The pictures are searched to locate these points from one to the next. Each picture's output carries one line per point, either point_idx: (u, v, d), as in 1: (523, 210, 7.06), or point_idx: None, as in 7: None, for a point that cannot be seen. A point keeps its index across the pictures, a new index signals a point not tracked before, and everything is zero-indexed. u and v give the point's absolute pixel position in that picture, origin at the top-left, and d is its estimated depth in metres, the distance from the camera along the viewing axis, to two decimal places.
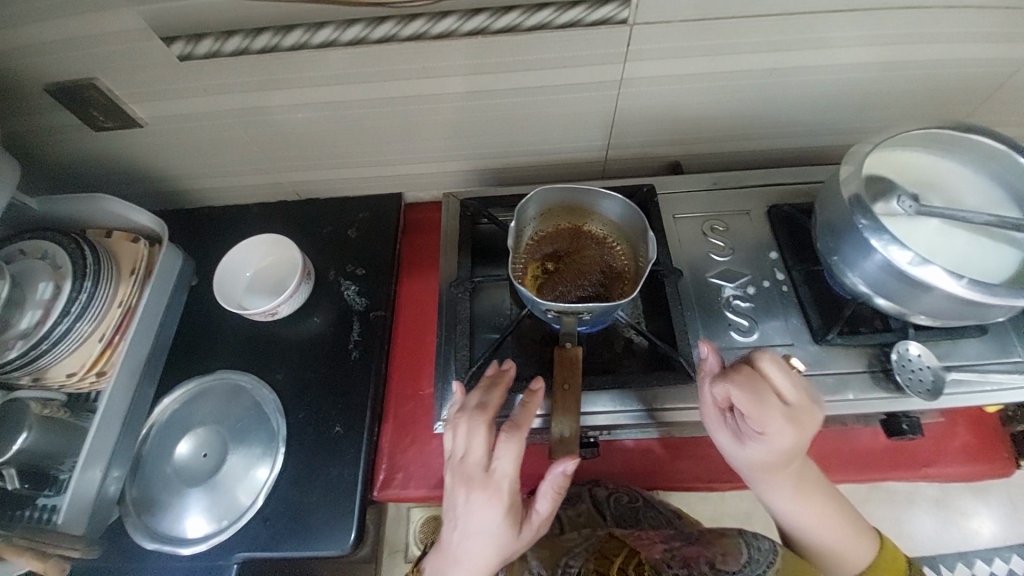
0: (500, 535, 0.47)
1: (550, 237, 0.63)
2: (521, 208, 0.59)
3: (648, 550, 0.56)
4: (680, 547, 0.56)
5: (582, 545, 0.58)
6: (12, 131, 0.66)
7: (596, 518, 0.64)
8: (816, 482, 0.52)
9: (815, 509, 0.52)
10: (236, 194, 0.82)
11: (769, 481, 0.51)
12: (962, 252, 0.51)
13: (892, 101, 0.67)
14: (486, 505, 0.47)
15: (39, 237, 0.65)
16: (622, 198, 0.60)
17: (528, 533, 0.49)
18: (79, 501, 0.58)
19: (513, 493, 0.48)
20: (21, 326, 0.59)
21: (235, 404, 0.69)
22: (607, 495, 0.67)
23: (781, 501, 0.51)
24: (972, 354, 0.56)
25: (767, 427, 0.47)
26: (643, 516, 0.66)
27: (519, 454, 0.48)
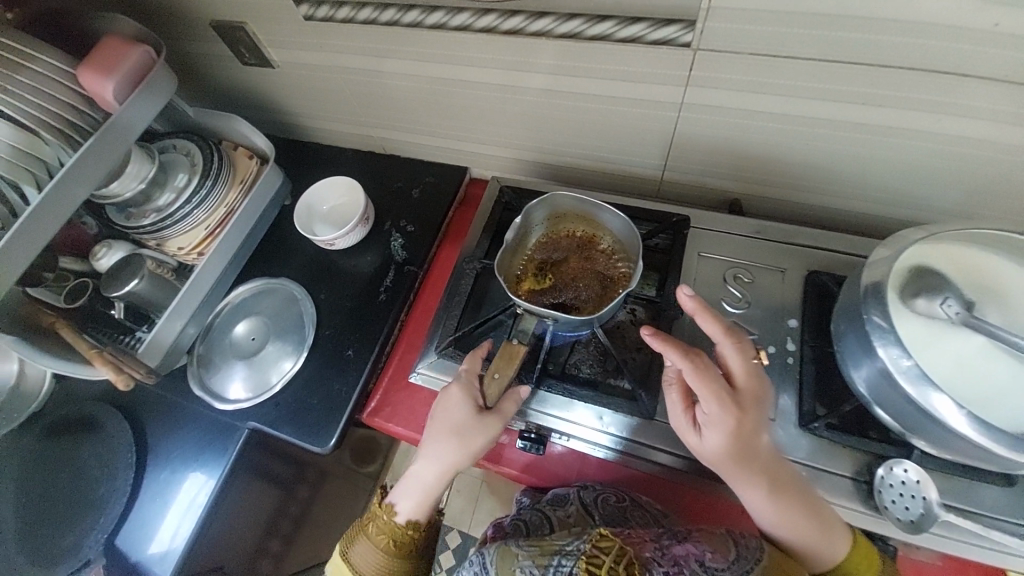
0: (466, 424, 0.57)
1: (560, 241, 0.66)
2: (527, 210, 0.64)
3: (638, 549, 0.49)
4: (671, 546, 0.50)
5: (574, 543, 0.51)
6: (189, 54, 0.85)
7: (584, 519, 0.62)
8: (793, 484, 0.48)
9: (792, 514, 0.47)
10: (336, 137, 0.96)
11: (728, 476, 0.48)
12: (1000, 385, 0.43)
13: (1011, 190, 0.57)
14: (452, 393, 0.59)
15: (189, 139, 0.83)
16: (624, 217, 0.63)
17: (492, 427, 0.57)
18: (160, 340, 0.76)
19: (473, 392, 0.59)
20: (158, 203, 0.78)
21: (287, 307, 0.84)
22: (595, 496, 0.64)
23: (751, 504, 0.48)
24: (988, 504, 0.47)
25: (721, 410, 0.46)
26: (632, 516, 0.61)
27: (478, 359, 0.62)
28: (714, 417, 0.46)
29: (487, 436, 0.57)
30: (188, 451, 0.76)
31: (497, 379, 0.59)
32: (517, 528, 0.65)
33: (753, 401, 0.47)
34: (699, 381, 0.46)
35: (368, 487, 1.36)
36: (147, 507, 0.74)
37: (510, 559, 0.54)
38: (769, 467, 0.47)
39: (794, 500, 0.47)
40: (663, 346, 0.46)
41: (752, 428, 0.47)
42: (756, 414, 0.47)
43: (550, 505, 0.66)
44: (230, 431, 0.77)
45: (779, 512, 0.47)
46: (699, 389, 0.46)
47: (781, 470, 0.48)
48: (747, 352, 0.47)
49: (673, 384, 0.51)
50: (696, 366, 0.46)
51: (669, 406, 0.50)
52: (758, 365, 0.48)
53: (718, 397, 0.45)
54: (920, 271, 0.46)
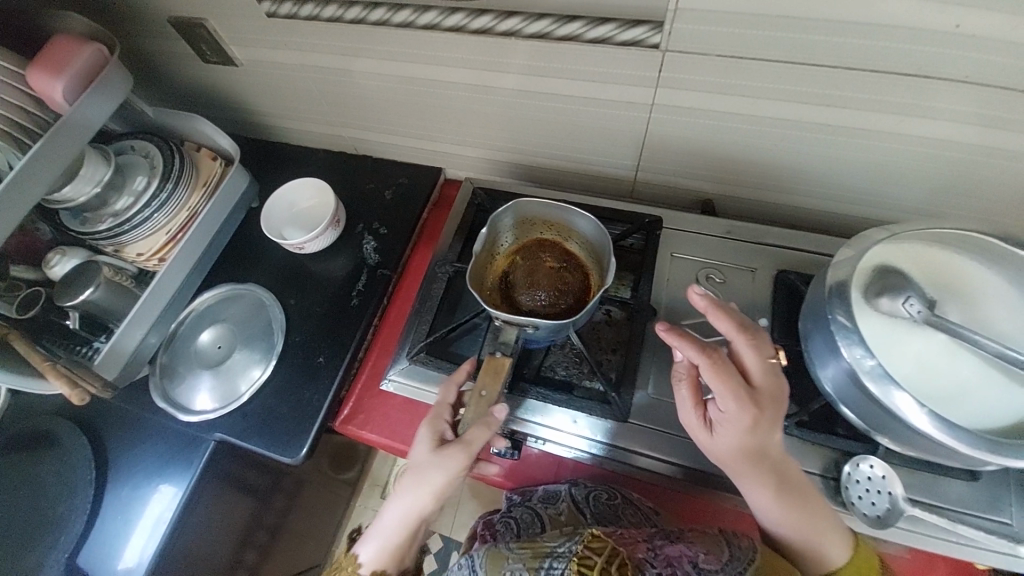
0: (426, 457, 0.53)
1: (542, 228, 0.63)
2: (494, 218, 0.59)
3: (630, 548, 0.50)
4: (664, 547, 0.50)
5: (566, 544, 0.51)
6: (147, 52, 0.81)
7: (576, 517, 0.62)
8: (803, 483, 0.48)
9: (799, 515, 0.47)
10: (305, 138, 0.94)
11: (738, 475, 0.48)
12: (957, 381, 0.44)
13: (965, 191, 0.59)
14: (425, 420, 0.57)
15: (147, 140, 0.80)
16: (593, 219, 0.58)
17: (450, 455, 0.52)
18: (119, 350, 0.73)
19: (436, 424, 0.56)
20: (115, 207, 0.74)
21: (256, 315, 0.81)
22: (586, 494, 0.65)
23: (759, 504, 0.48)
24: (951, 497, 0.48)
25: (738, 407, 0.45)
26: (624, 514, 0.62)
27: (446, 389, 0.58)
28: (730, 414, 0.46)
29: (450, 469, 0.52)
30: (152, 465, 0.73)
31: (484, 401, 0.55)
32: (508, 526, 0.65)
33: (771, 399, 0.46)
34: (714, 375, 0.45)
35: (347, 495, 1.33)
36: (108, 525, 0.70)
37: (499, 564, 0.52)
38: (780, 466, 0.47)
39: (802, 503, 0.47)
40: (677, 343, 0.46)
41: (768, 426, 0.46)
42: (774, 413, 0.46)
43: (541, 503, 0.66)
44: (196, 444, 0.74)
45: (788, 513, 0.47)
46: (715, 384, 0.45)
47: (794, 472, 0.48)
48: (765, 349, 0.46)
49: (683, 380, 0.50)
50: (713, 362, 0.45)
51: (682, 401, 0.50)
52: (776, 365, 0.46)
53: (735, 394, 0.45)
54: (884, 271, 0.47)
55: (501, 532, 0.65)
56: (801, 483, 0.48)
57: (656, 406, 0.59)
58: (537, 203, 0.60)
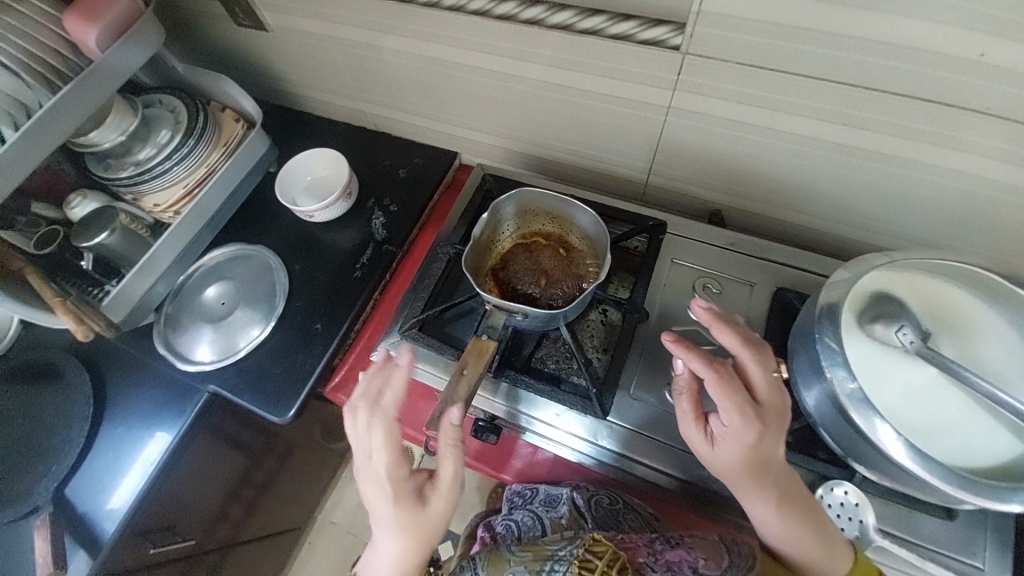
0: (407, 497, 0.48)
1: (548, 220, 0.63)
2: (495, 205, 0.59)
3: (631, 552, 0.53)
4: (663, 551, 0.52)
5: (567, 548, 0.53)
6: (183, 9, 0.83)
7: (577, 520, 0.64)
8: (803, 495, 0.47)
9: (799, 527, 0.46)
10: (328, 110, 0.95)
11: (740, 491, 0.47)
12: (942, 416, 0.43)
13: (981, 227, 0.57)
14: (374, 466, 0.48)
15: (175, 95, 0.82)
16: (592, 213, 0.58)
17: (442, 499, 0.48)
18: (126, 295, 0.75)
19: (398, 479, 0.48)
20: (138, 156, 0.77)
21: (261, 277, 0.83)
22: (587, 498, 0.67)
23: (762, 518, 0.47)
24: (925, 534, 0.48)
25: (742, 421, 0.45)
26: (624, 519, 0.64)
27: (391, 443, 0.48)
28: (733, 429, 0.45)
29: (444, 493, 0.49)
30: (146, 409, 0.76)
31: (464, 380, 0.53)
32: (511, 529, 0.70)
33: (775, 414, 0.46)
34: (720, 390, 0.45)
35: (335, 464, 1.36)
36: (99, 461, 0.73)
37: (502, 566, 0.54)
38: (783, 483, 0.46)
39: (802, 516, 0.47)
40: (684, 354, 0.46)
41: (773, 442, 0.45)
42: (778, 428, 0.45)
43: (542, 506, 0.69)
44: (190, 394, 0.76)
45: (791, 529, 0.46)
46: (718, 397, 0.45)
47: (795, 488, 0.47)
48: (767, 364, 0.47)
49: (684, 394, 0.49)
50: (719, 375, 0.45)
51: (681, 414, 0.49)
52: (778, 379, 0.47)
53: (740, 408, 0.44)
54: (883, 297, 0.47)
55: (503, 536, 0.70)
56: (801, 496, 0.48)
57: (637, 407, 0.59)
58: (540, 195, 0.61)
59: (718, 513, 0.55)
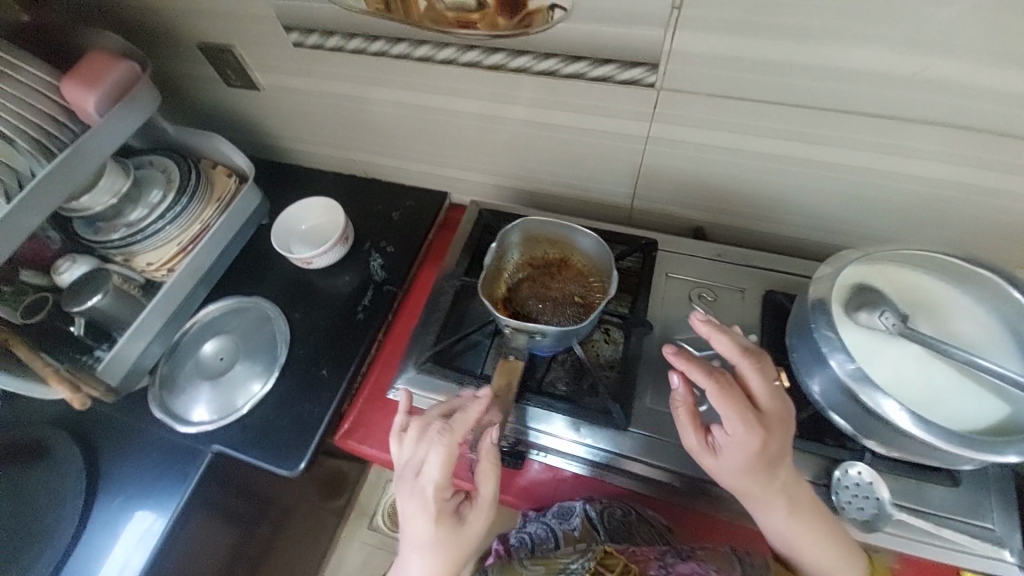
0: (450, 518, 0.52)
1: (550, 247, 0.67)
2: (503, 234, 0.63)
3: (642, 565, 0.54)
4: (674, 564, 0.54)
5: (579, 561, 0.54)
6: (173, 75, 0.86)
7: (590, 532, 0.61)
8: (810, 498, 0.50)
9: (809, 531, 0.49)
10: (317, 161, 0.98)
11: (751, 497, 0.49)
12: (933, 387, 0.48)
13: (936, 220, 0.64)
14: (424, 494, 0.52)
15: (166, 156, 0.84)
16: (597, 237, 0.63)
17: (476, 523, 0.53)
18: (122, 359, 0.73)
19: (444, 499, 0.52)
20: (129, 217, 0.77)
21: (259, 328, 0.83)
22: (600, 509, 0.63)
23: (774, 523, 0.49)
24: (936, 503, 0.51)
25: (745, 430, 0.47)
26: (637, 532, 0.62)
27: (447, 465, 0.52)
28: (738, 438, 0.47)
29: (484, 511, 0.53)
30: (144, 478, 0.72)
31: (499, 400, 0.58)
32: (520, 544, 0.64)
33: (777, 421, 0.48)
34: (722, 401, 0.47)
35: (333, 522, 1.29)
36: (93, 542, 0.68)
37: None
38: (788, 487, 0.49)
39: (813, 522, 0.49)
40: (685, 367, 0.49)
41: (776, 449, 0.48)
42: (781, 435, 0.48)
43: (555, 519, 0.64)
44: (191, 456, 0.73)
45: (796, 531, 0.49)
46: (721, 408, 0.48)
47: (801, 492, 0.49)
48: (767, 371, 0.49)
49: (682, 407, 0.51)
50: (720, 387, 0.48)
51: (683, 426, 0.51)
52: (778, 387, 0.49)
53: (743, 417, 0.47)
54: (861, 287, 0.52)
55: (511, 551, 0.64)
56: (808, 499, 0.50)
57: (654, 415, 0.61)
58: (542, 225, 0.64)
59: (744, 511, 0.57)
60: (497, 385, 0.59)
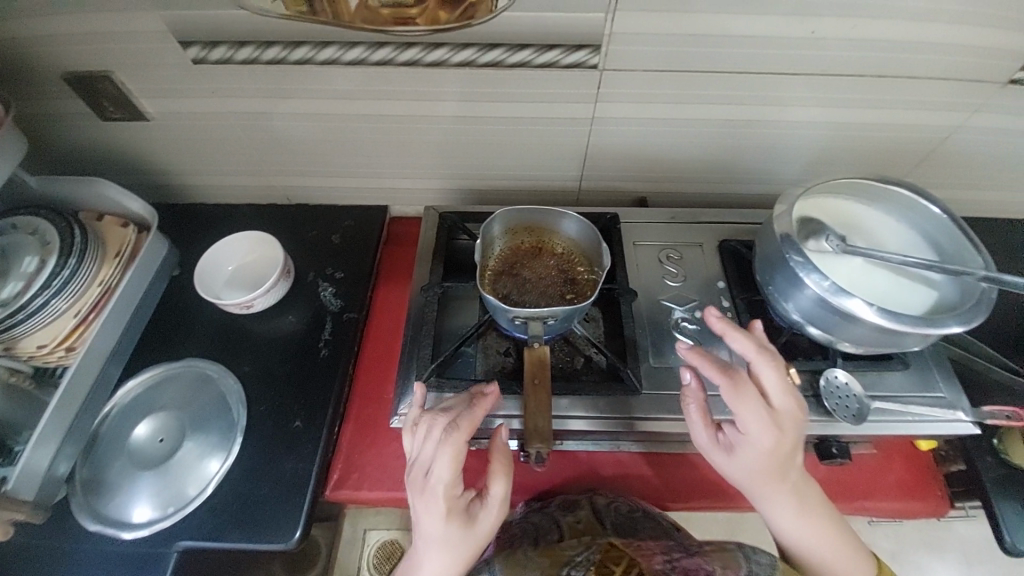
0: (459, 520, 0.49)
1: (529, 235, 0.66)
2: (485, 227, 0.62)
3: (648, 559, 0.55)
4: (679, 559, 0.54)
5: (583, 554, 0.56)
6: (24, 115, 0.71)
7: (595, 526, 0.63)
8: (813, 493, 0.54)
9: (808, 521, 0.53)
10: (229, 194, 0.86)
11: (759, 492, 0.53)
12: (882, 289, 0.56)
13: (836, 157, 0.76)
14: (431, 498, 0.48)
15: (34, 213, 0.68)
16: (579, 218, 0.63)
17: (487, 522, 0.50)
18: (29, 472, 0.58)
19: (454, 497, 0.49)
20: (1, 296, 0.61)
21: (202, 394, 0.70)
22: (606, 503, 0.66)
23: (777, 518, 0.53)
24: (897, 387, 0.61)
25: (758, 429, 0.50)
26: (641, 526, 0.65)
27: (455, 465, 0.48)
28: (751, 437, 0.50)
29: (494, 510, 0.51)
30: None
31: (538, 390, 0.53)
32: (524, 534, 0.65)
33: (791, 422, 0.51)
34: (737, 400, 0.50)
35: None
36: None
37: (519, 570, 0.56)
38: (794, 481, 0.53)
39: (813, 513, 0.53)
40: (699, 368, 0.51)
41: (787, 448, 0.51)
42: (793, 435, 0.51)
43: (560, 510, 0.66)
44: (152, 565, 0.60)
45: (795, 522, 0.53)
46: (737, 410, 0.50)
47: (806, 486, 0.53)
48: (784, 372, 0.51)
49: (693, 403, 0.54)
50: (734, 390, 0.50)
51: (695, 424, 0.54)
52: (794, 387, 0.51)
53: (757, 418, 0.50)
54: (804, 221, 0.60)
55: (517, 540, 0.64)
56: (812, 496, 0.54)
57: (663, 372, 0.63)
58: (523, 211, 0.64)
59: None
60: (530, 374, 0.55)
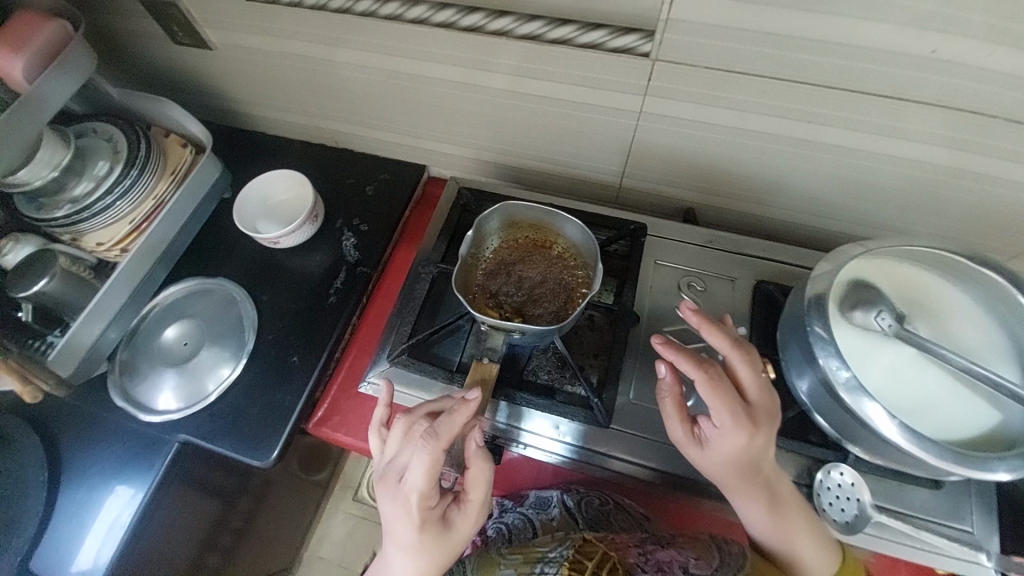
0: (434, 529, 0.47)
1: (528, 234, 0.65)
2: (480, 219, 0.61)
3: (622, 552, 0.51)
4: (654, 552, 0.51)
5: (557, 549, 0.52)
6: (116, 31, 0.78)
7: (568, 522, 0.62)
8: (792, 499, 0.48)
9: (792, 531, 0.47)
10: (285, 129, 0.91)
11: (735, 490, 0.48)
12: (927, 393, 0.46)
13: (940, 208, 0.61)
14: (406, 506, 0.47)
15: (111, 122, 0.76)
16: (580, 223, 0.61)
17: (464, 527, 0.49)
18: (73, 346, 0.68)
19: (428, 505, 0.47)
20: (74, 192, 0.70)
21: (226, 312, 0.78)
22: (578, 500, 0.64)
23: (751, 516, 0.48)
24: (917, 505, 0.51)
25: (733, 422, 0.45)
26: (615, 520, 0.62)
27: (431, 473, 0.46)
28: (723, 432, 0.46)
29: (473, 518, 0.49)
30: (107, 468, 0.69)
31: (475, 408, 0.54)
32: (500, 532, 0.65)
33: (766, 414, 0.47)
34: (710, 392, 0.45)
35: (318, 497, 1.29)
36: (60, 530, 0.66)
37: (492, 570, 0.53)
38: (772, 482, 0.47)
39: (796, 519, 0.48)
40: (673, 356, 0.46)
41: (762, 447, 0.46)
42: (769, 430, 0.46)
43: (533, 509, 0.65)
44: (157, 447, 0.70)
45: (773, 524, 0.47)
46: (709, 400, 0.46)
47: (784, 487, 0.48)
48: (757, 364, 0.47)
49: (667, 397, 0.49)
50: (708, 379, 0.45)
51: (668, 416, 0.49)
52: (769, 380, 0.47)
53: (731, 409, 0.45)
54: (858, 285, 0.49)
55: (492, 538, 0.65)
56: (793, 501, 0.48)
57: (637, 411, 0.59)
58: (534, 206, 0.63)
59: (724, 506, 0.56)
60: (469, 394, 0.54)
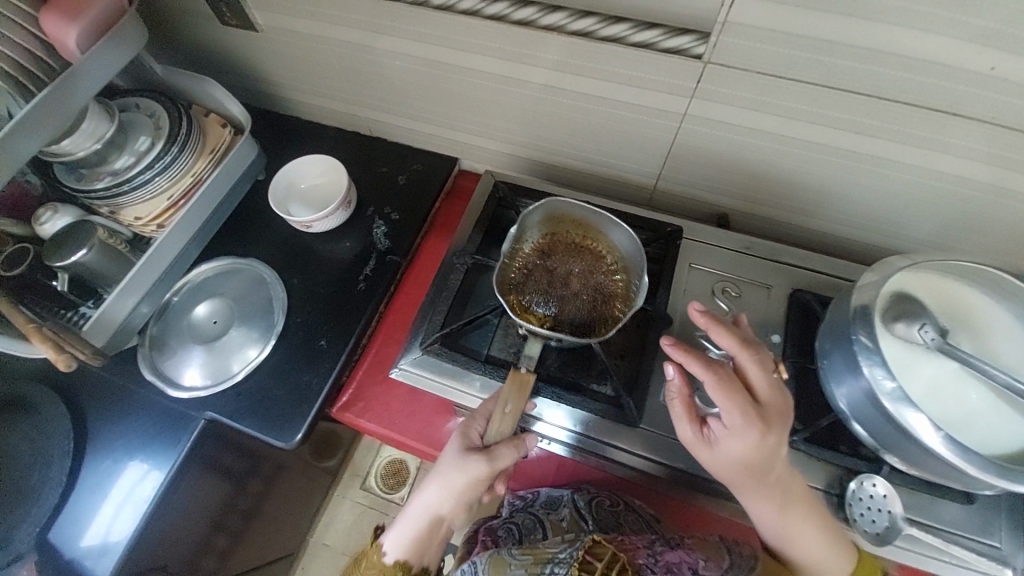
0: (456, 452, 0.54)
1: (569, 232, 0.66)
2: (525, 213, 0.62)
3: (630, 553, 0.50)
4: (664, 553, 0.51)
5: (567, 551, 0.52)
6: (163, 9, 0.78)
7: (578, 523, 0.60)
8: (803, 497, 0.48)
9: (802, 527, 0.48)
10: (321, 114, 0.91)
11: (744, 489, 0.47)
12: (968, 408, 0.46)
13: (982, 226, 0.61)
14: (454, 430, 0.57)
15: (154, 99, 0.77)
16: (628, 229, 0.62)
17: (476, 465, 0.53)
18: (106, 319, 0.69)
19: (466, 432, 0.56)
20: (115, 165, 0.71)
21: (256, 292, 0.78)
22: (588, 500, 0.63)
23: (762, 515, 0.48)
24: (947, 520, 0.50)
25: (743, 421, 0.45)
26: (625, 521, 0.60)
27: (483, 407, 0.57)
28: (733, 431, 0.46)
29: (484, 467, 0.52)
30: (132, 441, 0.69)
31: (508, 415, 0.55)
32: (509, 532, 0.62)
33: (777, 414, 0.46)
34: (718, 391, 0.46)
35: (327, 482, 1.29)
36: (83, 500, 0.67)
37: (501, 569, 0.53)
38: (782, 480, 0.47)
39: (804, 515, 0.48)
40: (684, 358, 0.47)
41: (773, 445, 0.46)
42: (781, 429, 0.46)
43: (542, 508, 0.64)
44: (183, 423, 0.71)
45: (782, 521, 0.47)
46: (718, 399, 0.46)
47: (793, 484, 0.48)
48: (767, 364, 0.47)
49: (676, 398, 0.49)
50: (718, 380, 0.45)
51: (677, 418, 0.49)
52: (779, 381, 0.47)
53: (742, 410, 0.45)
54: (902, 297, 0.49)
55: (502, 537, 0.62)
56: (801, 499, 0.48)
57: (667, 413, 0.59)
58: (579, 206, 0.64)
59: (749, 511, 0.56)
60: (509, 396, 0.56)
